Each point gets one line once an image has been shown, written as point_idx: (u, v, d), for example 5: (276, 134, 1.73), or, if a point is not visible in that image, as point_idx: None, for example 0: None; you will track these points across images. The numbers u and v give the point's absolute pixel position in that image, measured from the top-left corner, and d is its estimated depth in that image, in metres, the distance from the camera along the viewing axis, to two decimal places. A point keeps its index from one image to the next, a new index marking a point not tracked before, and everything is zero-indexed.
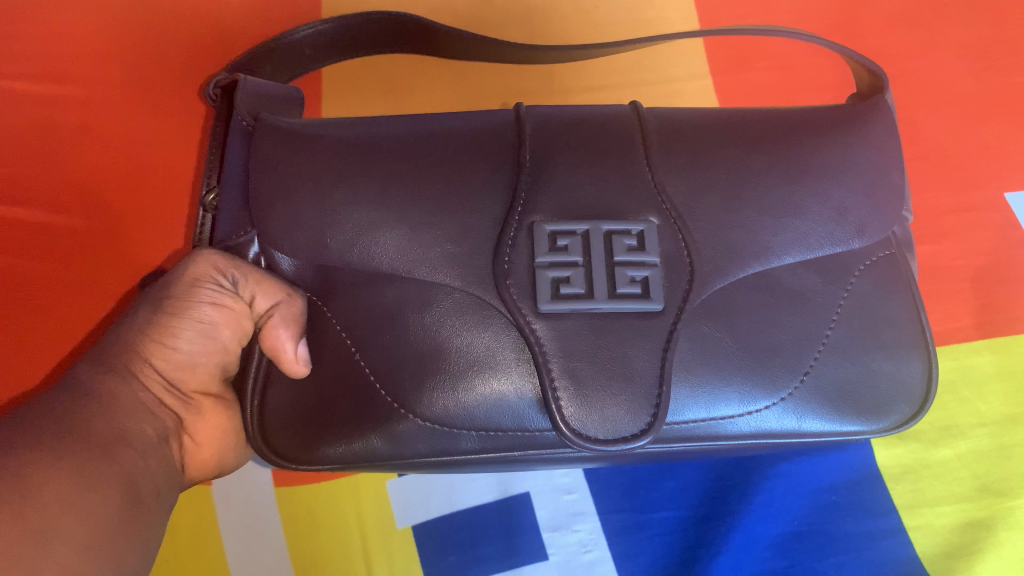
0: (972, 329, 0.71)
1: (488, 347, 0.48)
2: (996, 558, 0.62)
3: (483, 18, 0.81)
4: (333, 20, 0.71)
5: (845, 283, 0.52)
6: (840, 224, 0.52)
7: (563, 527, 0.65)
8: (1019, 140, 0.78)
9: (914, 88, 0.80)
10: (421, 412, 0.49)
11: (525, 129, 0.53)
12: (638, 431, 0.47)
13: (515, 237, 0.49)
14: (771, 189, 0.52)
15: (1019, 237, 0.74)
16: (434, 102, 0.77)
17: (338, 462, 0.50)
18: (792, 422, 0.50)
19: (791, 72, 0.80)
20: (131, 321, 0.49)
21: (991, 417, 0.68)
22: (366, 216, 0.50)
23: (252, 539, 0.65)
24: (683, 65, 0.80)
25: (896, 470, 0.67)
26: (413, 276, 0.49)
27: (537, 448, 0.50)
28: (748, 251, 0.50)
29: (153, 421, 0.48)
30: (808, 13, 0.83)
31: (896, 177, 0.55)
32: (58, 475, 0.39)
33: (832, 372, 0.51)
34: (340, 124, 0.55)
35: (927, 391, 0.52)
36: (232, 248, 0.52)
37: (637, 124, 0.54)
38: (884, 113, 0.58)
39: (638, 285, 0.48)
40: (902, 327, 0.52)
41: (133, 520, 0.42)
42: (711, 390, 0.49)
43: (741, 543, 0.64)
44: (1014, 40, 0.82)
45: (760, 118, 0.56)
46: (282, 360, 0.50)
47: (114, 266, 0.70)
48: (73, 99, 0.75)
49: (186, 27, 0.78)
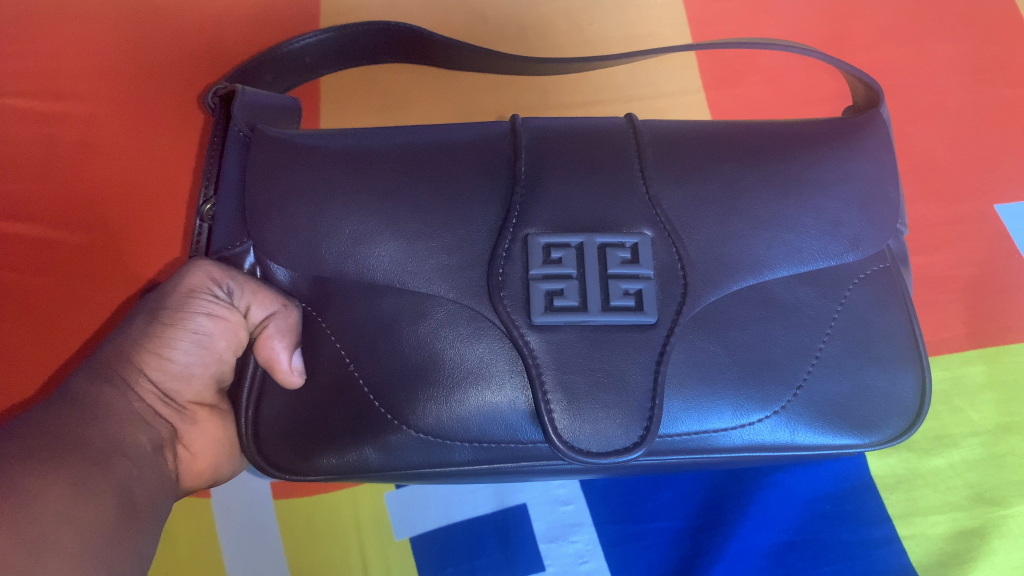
0: (962, 339, 0.71)
1: (482, 358, 0.49)
2: (990, 565, 0.62)
3: (476, 30, 0.81)
4: (332, 29, 0.72)
5: (838, 296, 0.52)
6: (835, 238, 0.52)
7: (559, 538, 0.66)
8: (1009, 152, 0.78)
9: (906, 100, 0.80)
10: (414, 423, 0.49)
11: (521, 142, 0.53)
12: (631, 444, 0.47)
13: (510, 249, 0.49)
14: (765, 203, 0.52)
15: (1009, 249, 0.74)
16: (431, 115, 0.77)
17: (330, 472, 0.51)
18: (786, 435, 0.50)
19: (782, 86, 0.80)
20: (127, 332, 0.49)
21: (982, 426, 0.68)
22: (361, 228, 0.50)
23: (251, 549, 0.65)
24: (675, 79, 0.80)
25: (890, 479, 0.67)
26: (407, 287, 0.49)
27: (530, 459, 0.50)
28: (742, 264, 0.50)
29: (148, 432, 0.48)
30: (799, 27, 0.83)
31: (890, 192, 0.55)
32: (54, 486, 0.40)
33: (825, 386, 0.51)
34: (336, 136, 0.55)
35: (921, 406, 0.52)
36: (227, 258, 0.52)
37: (632, 138, 0.54)
38: (881, 129, 0.58)
39: (632, 297, 0.48)
40: (896, 341, 0.52)
41: (128, 529, 0.43)
42: (705, 403, 0.49)
43: (737, 553, 0.64)
44: (1004, 52, 0.82)
45: (752, 132, 0.56)
46: (276, 371, 0.50)
47: (114, 278, 0.71)
48: (72, 112, 0.76)
49: (180, 39, 0.78)
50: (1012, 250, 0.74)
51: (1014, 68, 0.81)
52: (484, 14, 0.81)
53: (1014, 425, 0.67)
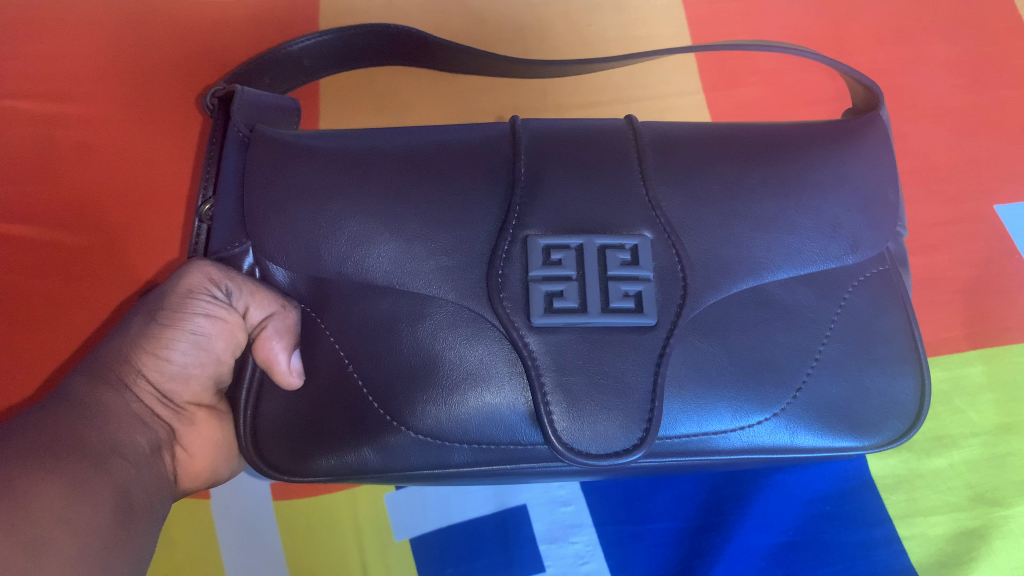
0: (962, 340, 0.71)
1: (482, 360, 0.48)
2: (990, 566, 0.62)
3: (476, 31, 0.81)
4: (332, 31, 0.72)
5: (838, 298, 0.52)
6: (835, 239, 0.52)
7: (559, 538, 0.65)
8: (1008, 154, 0.78)
9: (905, 102, 0.80)
10: (413, 425, 0.49)
11: (521, 143, 0.53)
12: (631, 446, 0.47)
13: (510, 250, 0.49)
14: (764, 204, 0.52)
15: (1009, 250, 0.74)
16: (431, 116, 0.77)
17: (329, 474, 0.50)
18: (786, 437, 0.50)
19: (781, 88, 0.80)
20: (125, 332, 0.49)
21: (982, 426, 0.68)
22: (360, 229, 0.50)
23: (250, 551, 0.65)
24: (674, 81, 0.80)
25: (890, 480, 0.67)
26: (407, 288, 0.49)
27: (529, 461, 0.50)
28: (742, 266, 0.50)
29: (146, 432, 0.48)
30: (798, 29, 0.83)
31: (890, 194, 0.55)
32: (51, 487, 0.39)
33: (825, 388, 0.51)
34: (335, 136, 0.55)
35: (921, 407, 0.52)
36: (226, 259, 0.52)
37: (632, 139, 0.54)
38: (880, 130, 0.58)
39: (631, 299, 0.48)
40: (895, 343, 0.52)
41: (126, 530, 0.43)
42: (704, 404, 0.49)
43: (738, 554, 0.64)
44: (1003, 54, 0.82)
45: (752, 133, 0.56)
46: (275, 372, 0.50)
47: (113, 279, 0.71)
48: (71, 113, 0.76)
49: (179, 40, 0.78)
50: (1011, 250, 0.74)
51: (1013, 70, 0.81)
52: (483, 15, 0.81)
53: (1013, 426, 0.67)
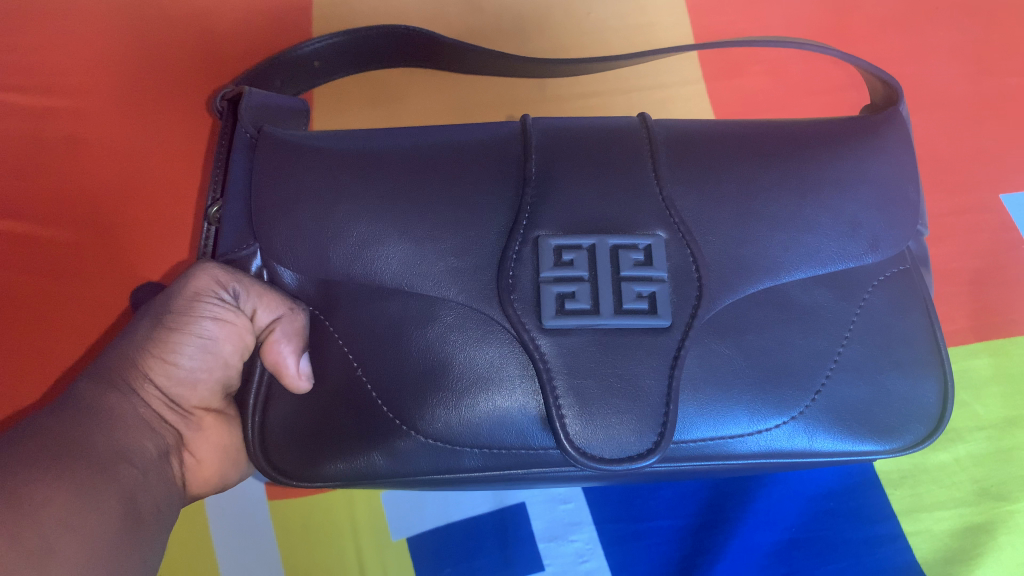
0: (967, 332, 0.70)
1: (492, 362, 0.48)
2: (994, 561, 0.61)
3: (475, 23, 0.80)
4: (343, 34, 0.71)
5: (857, 299, 0.51)
6: (854, 239, 0.51)
7: (559, 537, 0.65)
8: (1014, 143, 0.76)
9: (912, 90, 0.79)
10: (422, 429, 0.48)
11: (532, 142, 0.52)
12: (644, 451, 0.46)
13: (520, 251, 0.48)
14: (783, 204, 0.51)
15: (1015, 240, 0.73)
16: (435, 113, 0.76)
17: (339, 479, 0.50)
18: (803, 441, 0.49)
19: (782, 78, 0.79)
20: (131, 335, 0.48)
21: (988, 420, 0.66)
22: (368, 230, 0.49)
23: (247, 552, 0.64)
24: (675, 71, 0.79)
25: (894, 475, 0.65)
26: (416, 290, 0.48)
27: (541, 465, 0.49)
28: (759, 266, 0.49)
29: (154, 438, 0.47)
30: (802, 18, 0.81)
31: (911, 192, 0.53)
32: (59, 493, 0.39)
33: (843, 392, 0.50)
34: (342, 136, 0.54)
35: (942, 411, 0.51)
36: (234, 261, 0.51)
37: (645, 137, 0.53)
38: (898, 126, 0.56)
39: (645, 301, 0.47)
40: (915, 345, 0.51)
41: (133, 536, 0.42)
42: (720, 408, 0.48)
43: (739, 552, 0.63)
44: (1009, 42, 0.80)
45: (762, 129, 0.55)
46: (284, 376, 0.49)
47: (111, 279, 0.70)
48: (71, 111, 0.75)
49: (177, 35, 0.78)
50: (1017, 240, 0.73)
51: (1019, 57, 0.80)
52: (481, 6, 0.80)
53: (1020, 419, 0.66)
